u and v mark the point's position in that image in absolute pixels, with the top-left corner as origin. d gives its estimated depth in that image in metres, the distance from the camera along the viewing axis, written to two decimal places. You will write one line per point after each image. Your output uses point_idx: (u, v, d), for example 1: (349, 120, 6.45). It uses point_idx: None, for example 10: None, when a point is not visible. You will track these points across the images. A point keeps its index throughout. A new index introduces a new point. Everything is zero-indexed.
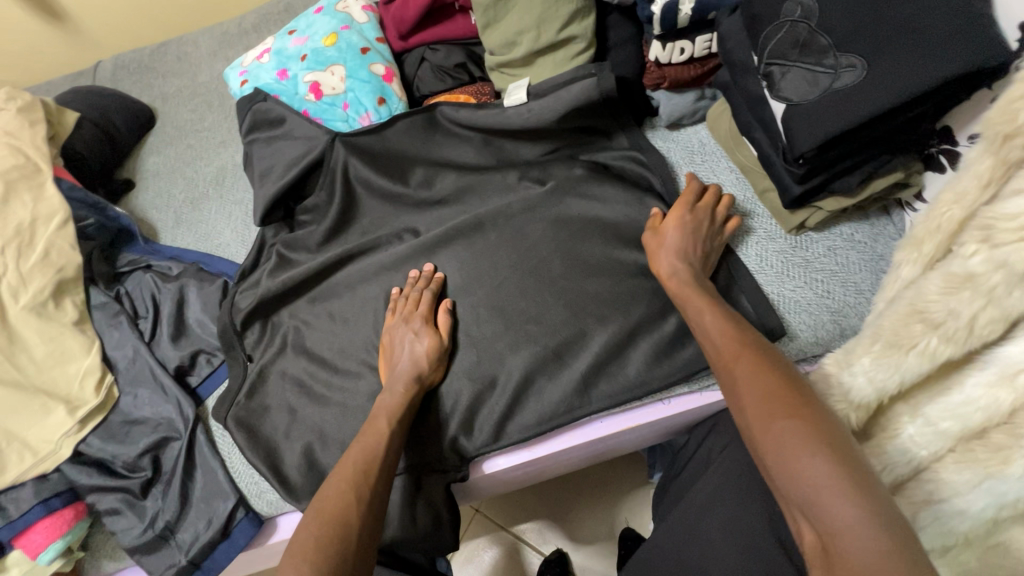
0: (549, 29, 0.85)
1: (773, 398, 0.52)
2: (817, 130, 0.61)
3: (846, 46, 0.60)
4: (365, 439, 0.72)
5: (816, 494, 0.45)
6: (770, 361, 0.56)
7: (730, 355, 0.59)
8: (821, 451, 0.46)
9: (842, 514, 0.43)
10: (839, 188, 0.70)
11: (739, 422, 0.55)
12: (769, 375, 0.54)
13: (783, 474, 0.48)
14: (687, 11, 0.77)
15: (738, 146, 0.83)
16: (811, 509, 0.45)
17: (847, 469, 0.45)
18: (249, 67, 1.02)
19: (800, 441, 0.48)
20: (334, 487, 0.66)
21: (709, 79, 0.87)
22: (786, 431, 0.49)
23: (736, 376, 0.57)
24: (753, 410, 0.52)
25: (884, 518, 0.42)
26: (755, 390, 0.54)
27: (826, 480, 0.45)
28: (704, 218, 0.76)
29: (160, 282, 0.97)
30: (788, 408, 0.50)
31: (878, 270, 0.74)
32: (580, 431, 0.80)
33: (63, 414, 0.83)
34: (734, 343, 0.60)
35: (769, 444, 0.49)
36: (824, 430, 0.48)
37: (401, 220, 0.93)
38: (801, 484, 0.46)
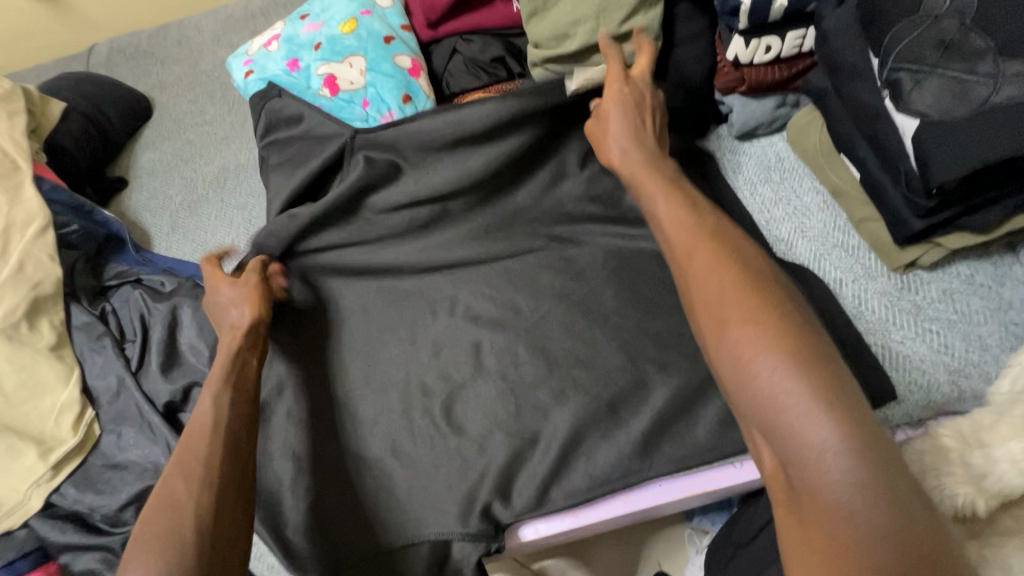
0: (609, 20, 0.72)
1: (729, 300, 0.45)
2: (971, 154, 0.49)
3: (1010, 51, 0.48)
4: (214, 403, 0.60)
5: (775, 408, 0.39)
6: (727, 255, 0.48)
7: (683, 248, 0.50)
8: (783, 360, 0.40)
9: (806, 431, 0.37)
10: (970, 224, 0.57)
11: (693, 326, 0.48)
12: (726, 273, 0.46)
13: (741, 390, 0.41)
14: (783, 3, 0.65)
15: (831, 165, 0.70)
16: (771, 431, 0.39)
17: (811, 379, 0.38)
18: (255, 56, 0.89)
19: (758, 350, 0.41)
20: (178, 469, 0.54)
21: (796, 84, 0.74)
22: (742, 340, 0.42)
23: (690, 276, 0.49)
24: (708, 315, 0.45)
25: (852, 426, 0.37)
26: (708, 290, 0.46)
27: (787, 390, 0.39)
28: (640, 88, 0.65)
29: (150, 300, 0.85)
30: (747, 310, 0.43)
31: (1007, 321, 0.61)
32: (635, 495, 0.67)
33: (34, 458, 0.73)
34: (685, 234, 0.51)
35: (727, 357, 0.43)
36: (783, 332, 0.41)
37: (427, 238, 0.79)
38: (761, 400, 0.40)
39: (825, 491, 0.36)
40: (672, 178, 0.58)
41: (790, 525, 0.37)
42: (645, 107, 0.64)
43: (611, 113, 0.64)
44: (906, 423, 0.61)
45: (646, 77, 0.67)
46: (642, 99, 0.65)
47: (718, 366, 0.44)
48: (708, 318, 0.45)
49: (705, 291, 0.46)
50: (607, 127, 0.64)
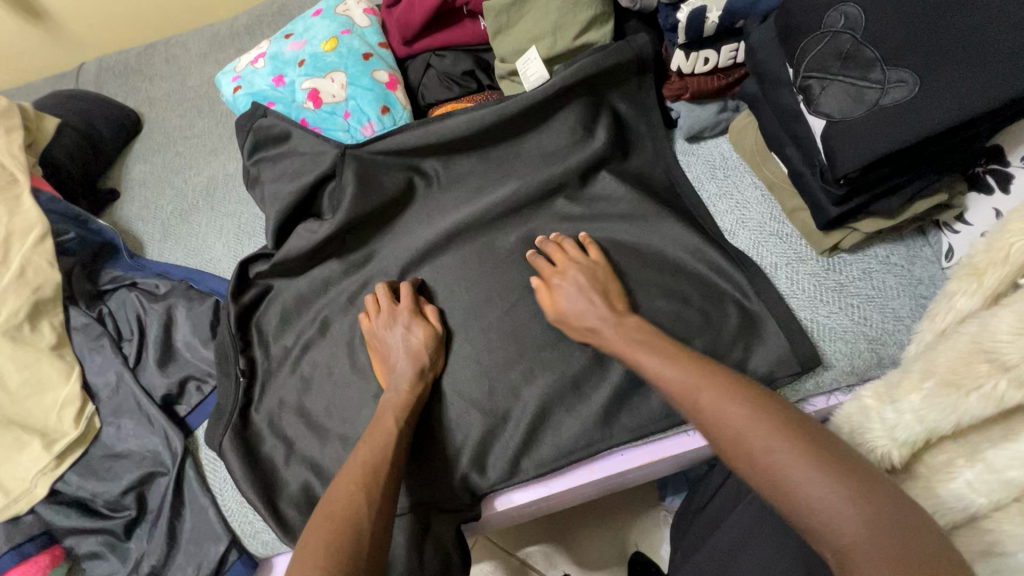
0: (565, 36, 0.82)
1: (748, 422, 0.51)
2: (862, 149, 0.57)
3: (895, 60, 0.57)
4: (371, 439, 0.69)
5: (818, 517, 0.44)
6: (729, 391, 0.55)
7: (691, 401, 0.57)
8: (807, 464, 0.46)
9: (845, 527, 0.42)
10: (879, 210, 0.67)
11: (719, 457, 0.53)
12: (733, 404, 0.53)
13: (781, 501, 0.46)
14: (714, 20, 0.74)
15: (765, 162, 0.79)
16: (819, 531, 0.44)
17: (844, 482, 0.44)
18: (243, 72, 0.96)
19: (786, 465, 0.47)
20: (342, 490, 0.63)
21: (733, 90, 0.83)
22: (773, 460, 0.48)
23: (704, 409, 0.55)
24: (731, 443, 0.51)
25: (884, 512, 0.42)
26: (725, 424, 0.53)
27: (823, 500, 0.44)
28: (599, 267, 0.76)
29: (146, 301, 0.91)
30: (773, 434, 0.49)
31: (916, 295, 0.70)
32: (599, 465, 0.75)
33: (39, 448, 0.77)
34: (696, 374, 0.58)
35: (756, 471, 0.49)
36: (807, 449, 0.47)
37: (406, 238, 0.87)
38: (801, 504, 0.45)
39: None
40: (654, 337, 0.66)
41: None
42: (605, 278, 0.74)
43: (568, 293, 0.73)
44: (834, 386, 0.70)
45: (600, 256, 0.77)
46: (599, 271, 0.75)
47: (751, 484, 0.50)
48: (731, 449, 0.51)
49: (730, 430, 0.52)
50: (565, 310, 0.73)
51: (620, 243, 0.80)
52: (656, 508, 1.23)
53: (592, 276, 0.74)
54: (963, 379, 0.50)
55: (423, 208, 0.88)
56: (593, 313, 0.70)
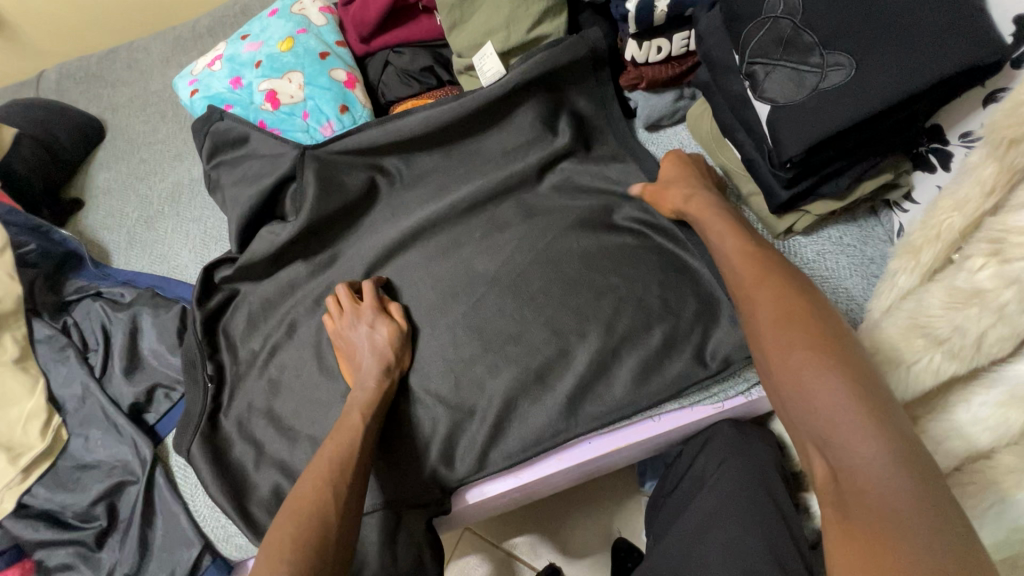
0: (518, 29, 0.82)
1: (795, 327, 0.53)
2: (807, 132, 0.58)
3: (832, 44, 0.57)
4: (339, 436, 0.69)
5: (831, 423, 0.46)
6: (792, 295, 0.56)
7: (750, 289, 0.60)
8: (838, 380, 0.48)
9: (854, 439, 0.45)
10: (828, 191, 0.68)
11: (759, 355, 0.56)
12: (790, 306, 0.55)
13: (800, 407, 0.49)
14: (663, 8, 0.74)
15: (720, 148, 0.80)
16: (826, 442, 0.46)
17: (868, 400, 0.46)
18: (200, 76, 0.95)
19: (818, 370, 0.49)
20: (308, 485, 0.63)
21: (688, 78, 0.84)
22: (808, 366, 0.50)
23: (756, 309, 0.58)
24: (775, 344, 0.54)
25: (901, 445, 0.43)
26: (776, 321, 0.55)
27: (842, 411, 0.46)
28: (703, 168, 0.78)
29: (111, 310, 0.90)
30: (811, 345, 0.51)
31: (869, 274, 0.71)
32: (567, 453, 0.76)
33: (4, 463, 0.77)
34: (759, 269, 0.61)
35: (788, 373, 0.51)
36: (846, 363, 0.49)
37: (371, 237, 0.87)
38: (818, 413, 0.48)
39: (875, 494, 0.42)
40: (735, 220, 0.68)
41: (842, 529, 0.42)
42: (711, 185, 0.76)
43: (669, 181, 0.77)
44: None
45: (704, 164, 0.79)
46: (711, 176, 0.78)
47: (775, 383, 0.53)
48: (773, 346, 0.54)
49: (775, 331, 0.54)
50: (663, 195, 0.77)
51: (580, 232, 0.81)
52: (637, 494, 1.25)
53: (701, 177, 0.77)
54: (903, 354, 0.52)
55: (387, 207, 0.88)
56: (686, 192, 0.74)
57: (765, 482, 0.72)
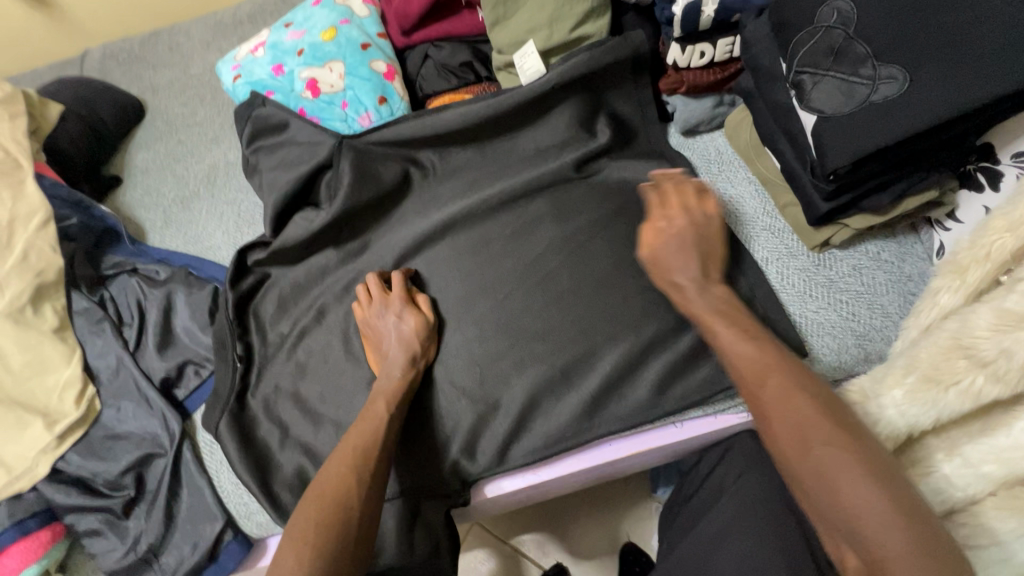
0: (561, 28, 0.82)
1: (809, 421, 0.51)
2: (854, 144, 0.57)
3: (885, 56, 0.57)
4: (364, 423, 0.70)
5: (864, 524, 0.46)
6: (803, 383, 0.54)
7: (756, 375, 0.56)
8: (864, 478, 0.47)
9: (888, 537, 0.45)
10: (869, 206, 0.67)
11: (769, 445, 0.53)
12: (802, 398, 0.53)
13: (827, 505, 0.48)
14: (710, 13, 0.73)
15: (759, 157, 0.79)
16: (862, 543, 0.46)
17: (897, 497, 0.46)
18: (243, 61, 0.97)
19: (846, 470, 0.48)
20: (333, 470, 0.64)
21: (729, 85, 0.83)
22: (831, 465, 0.48)
23: (761, 392, 0.55)
24: (793, 436, 0.51)
25: (926, 536, 0.44)
26: (787, 414, 0.52)
27: (878, 515, 0.45)
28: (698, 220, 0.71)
29: (147, 287, 0.93)
30: (832, 436, 0.50)
31: (906, 292, 0.70)
32: (587, 454, 0.77)
33: (40, 428, 0.79)
34: (762, 357, 0.57)
35: (810, 472, 0.49)
36: (869, 460, 0.48)
37: (402, 227, 0.88)
38: (848, 513, 0.47)
39: None
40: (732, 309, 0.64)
41: None
42: (705, 236, 0.70)
43: (665, 241, 0.70)
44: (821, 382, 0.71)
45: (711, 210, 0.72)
46: (703, 226, 0.70)
47: (793, 477, 0.51)
48: (789, 442, 0.51)
49: (789, 423, 0.52)
50: (661, 258, 0.69)
51: (611, 235, 0.81)
52: (648, 499, 1.24)
53: (697, 229, 0.70)
54: (943, 374, 0.51)
55: (420, 199, 0.89)
56: (684, 270, 0.67)
57: (785, 493, 0.71)
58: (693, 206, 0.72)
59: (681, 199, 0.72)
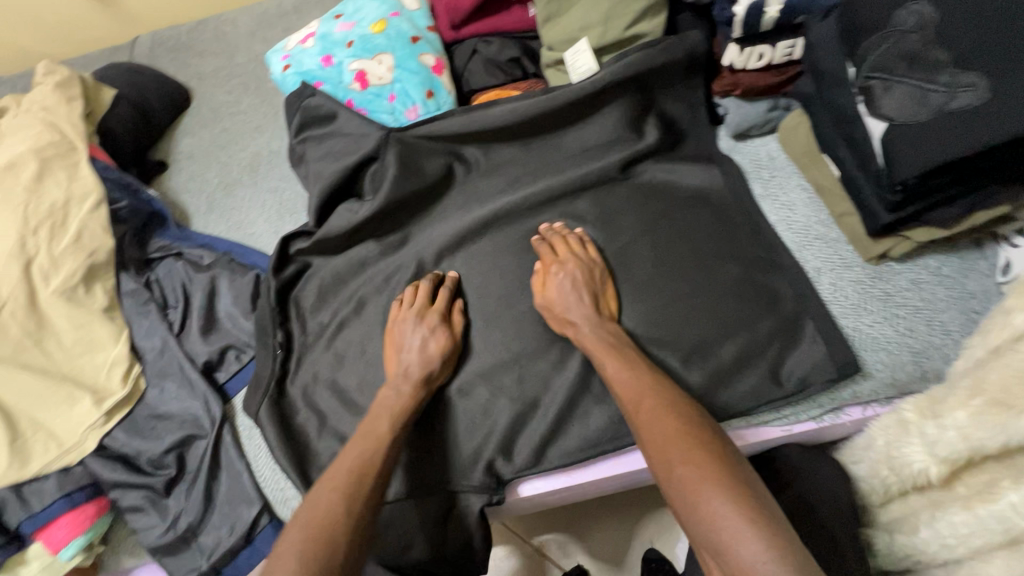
0: (616, 26, 0.81)
1: (691, 441, 0.57)
2: (928, 154, 0.55)
3: (965, 64, 0.54)
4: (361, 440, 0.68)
5: (718, 532, 0.50)
6: (669, 408, 0.61)
7: (632, 403, 0.63)
8: (722, 492, 0.51)
9: (744, 546, 0.48)
10: (934, 219, 0.64)
11: (648, 465, 0.59)
12: (668, 420, 0.59)
13: (693, 518, 0.52)
14: (773, 14, 0.71)
15: (815, 163, 0.77)
16: (722, 555, 0.49)
17: (747, 508, 0.50)
18: (292, 51, 0.98)
19: (704, 484, 0.53)
20: (324, 490, 0.62)
21: (786, 89, 0.81)
22: (688, 478, 0.54)
23: (638, 417, 0.62)
24: (660, 455, 0.57)
25: (778, 545, 0.47)
26: (660, 435, 0.59)
27: (730, 521, 0.50)
28: (586, 265, 0.76)
29: (192, 271, 0.94)
30: (692, 454, 0.55)
31: (967, 309, 0.68)
32: (624, 458, 0.76)
33: (89, 404, 0.81)
34: (640, 387, 0.64)
35: (676, 488, 0.54)
36: (727, 477, 0.53)
37: (444, 222, 0.88)
38: (708, 525, 0.51)
39: None
40: (622, 347, 0.70)
41: None
42: (594, 281, 0.76)
43: (560, 281, 0.75)
44: (872, 398, 0.69)
45: (598, 256, 0.78)
46: (592, 270, 0.76)
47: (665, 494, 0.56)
48: (660, 461, 0.57)
49: (658, 440, 0.58)
50: (552, 298, 0.76)
51: (656, 238, 0.79)
52: None
53: (584, 270, 0.76)
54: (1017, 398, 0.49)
55: (462, 194, 0.88)
56: (577, 309, 0.73)
57: None
58: (588, 252, 0.78)
59: (565, 248, 0.78)
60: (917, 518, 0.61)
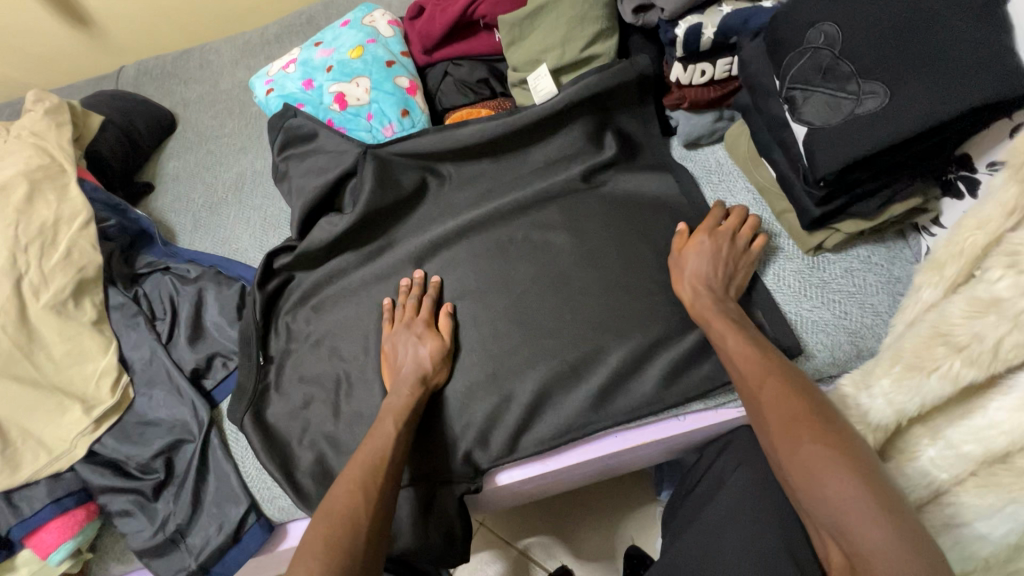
0: (573, 47, 0.89)
1: (800, 425, 0.57)
2: (840, 153, 0.63)
3: (868, 74, 0.63)
4: (373, 441, 0.72)
5: (842, 514, 0.51)
6: (798, 388, 0.61)
7: (755, 381, 0.64)
8: (848, 474, 0.53)
9: (869, 529, 0.50)
10: (858, 211, 0.72)
11: (767, 443, 0.60)
12: (792, 402, 0.59)
13: (814, 499, 0.54)
14: (710, 36, 0.80)
15: (756, 167, 0.85)
16: (843, 532, 0.51)
17: (873, 488, 0.51)
18: (275, 76, 1.04)
19: (832, 464, 0.53)
20: (342, 489, 0.67)
21: (729, 101, 0.90)
22: (816, 458, 0.55)
23: (760, 396, 0.62)
24: (785, 434, 0.58)
25: (903, 525, 0.49)
26: (785, 416, 0.59)
27: (854, 503, 0.51)
28: (725, 241, 0.78)
29: (179, 284, 0.98)
30: (818, 433, 0.56)
31: (895, 292, 0.75)
32: (594, 445, 0.81)
33: (79, 413, 0.84)
34: (761, 368, 0.64)
35: (800, 468, 0.55)
36: (852, 457, 0.54)
37: (421, 231, 0.93)
38: (831, 506, 0.52)
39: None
40: (726, 318, 0.72)
41: None
42: (734, 259, 0.77)
43: (698, 251, 0.77)
44: (816, 377, 0.76)
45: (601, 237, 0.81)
46: (732, 254, 0.77)
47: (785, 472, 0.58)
48: (783, 442, 0.58)
49: (783, 419, 0.59)
50: (687, 261, 0.78)
51: (619, 238, 0.86)
52: (652, 502, 1.27)
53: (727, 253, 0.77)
54: (924, 361, 0.55)
55: (437, 205, 0.94)
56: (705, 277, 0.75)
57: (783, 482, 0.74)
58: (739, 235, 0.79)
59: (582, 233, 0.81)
60: None
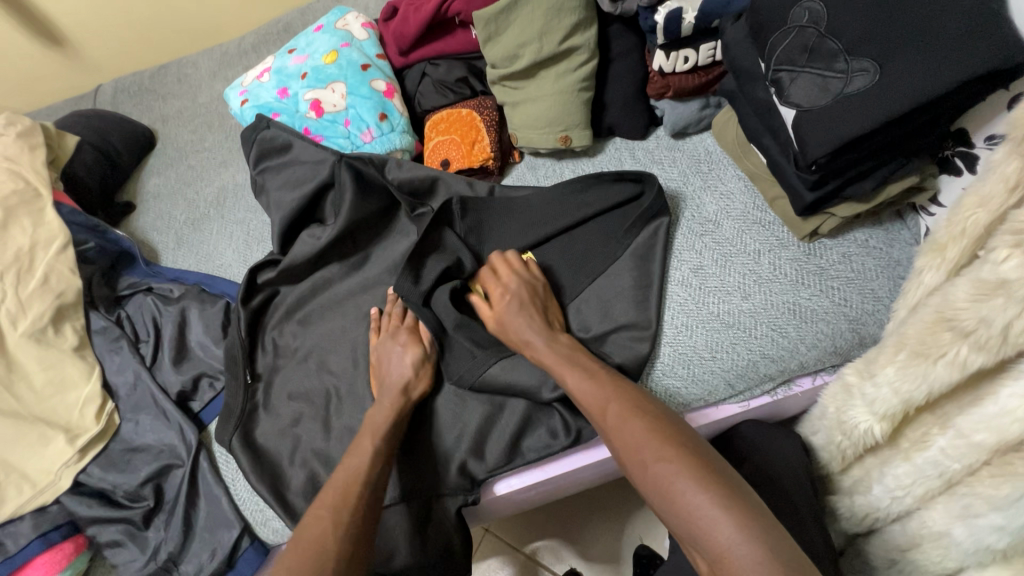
0: (550, 40, 0.86)
1: (643, 439, 0.55)
2: (833, 134, 0.60)
3: (856, 51, 0.60)
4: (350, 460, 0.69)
5: (696, 525, 0.49)
6: (634, 405, 0.59)
7: (597, 407, 0.62)
8: (693, 481, 0.51)
9: (722, 533, 0.47)
10: (852, 194, 0.70)
11: (620, 467, 0.57)
12: (635, 420, 0.58)
13: (672, 514, 0.51)
14: (690, 20, 0.79)
15: (746, 153, 0.83)
16: (700, 542, 0.48)
17: (716, 490, 0.49)
18: (250, 86, 1.02)
19: (677, 477, 0.51)
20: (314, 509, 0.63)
21: (714, 87, 0.87)
22: (662, 472, 0.52)
23: (608, 419, 0.60)
24: (631, 456, 0.56)
25: (750, 523, 0.47)
26: (627, 436, 0.57)
27: (704, 511, 0.49)
28: (519, 287, 0.78)
29: (161, 304, 0.96)
30: (659, 449, 0.54)
31: (896, 276, 0.73)
32: (594, 449, 0.79)
33: (63, 442, 0.82)
34: (600, 394, 0.62)
35: (651, 484, 0.53)
36: (695, 465, 0.52)
37: (405, 237, 0.91)
38: (686, 518, 0.50)
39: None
40: (577, 350, 0.70)
41: None
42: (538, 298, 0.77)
43: (510, 309, 0.76)
44: (819, 367, 0.73)
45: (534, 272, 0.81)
46: (534, 291, 0.78)
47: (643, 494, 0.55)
48: (631, 459, 0.56)
49: (626, 439, 0.57)
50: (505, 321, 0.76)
51: (609, 233, 0.83)
52: None
53: (524, 294, 0.77)
54: (930, 348, 0.53)
55: None
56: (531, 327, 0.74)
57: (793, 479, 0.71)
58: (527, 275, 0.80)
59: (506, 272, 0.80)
60: (869, 477, 0.64)
